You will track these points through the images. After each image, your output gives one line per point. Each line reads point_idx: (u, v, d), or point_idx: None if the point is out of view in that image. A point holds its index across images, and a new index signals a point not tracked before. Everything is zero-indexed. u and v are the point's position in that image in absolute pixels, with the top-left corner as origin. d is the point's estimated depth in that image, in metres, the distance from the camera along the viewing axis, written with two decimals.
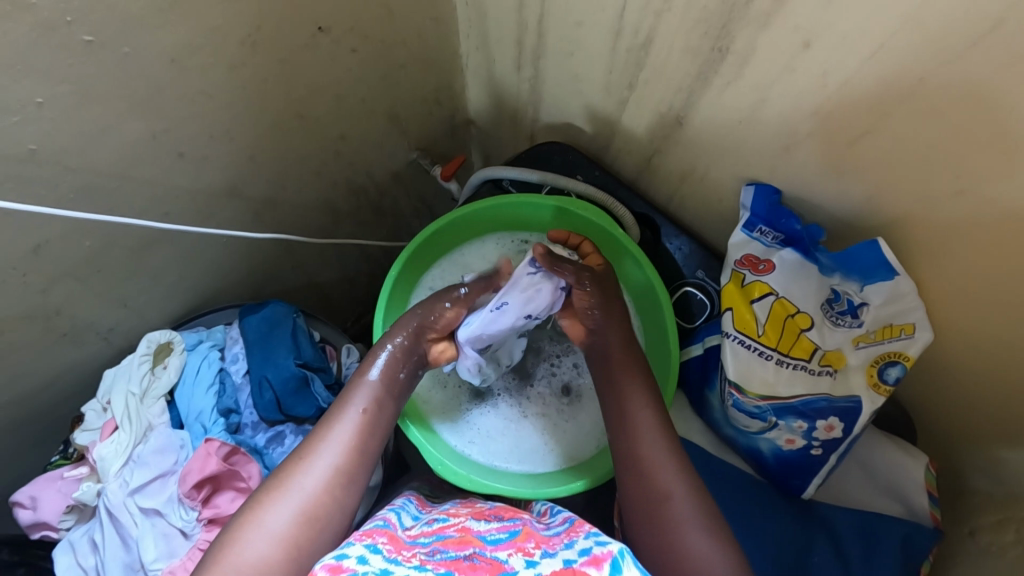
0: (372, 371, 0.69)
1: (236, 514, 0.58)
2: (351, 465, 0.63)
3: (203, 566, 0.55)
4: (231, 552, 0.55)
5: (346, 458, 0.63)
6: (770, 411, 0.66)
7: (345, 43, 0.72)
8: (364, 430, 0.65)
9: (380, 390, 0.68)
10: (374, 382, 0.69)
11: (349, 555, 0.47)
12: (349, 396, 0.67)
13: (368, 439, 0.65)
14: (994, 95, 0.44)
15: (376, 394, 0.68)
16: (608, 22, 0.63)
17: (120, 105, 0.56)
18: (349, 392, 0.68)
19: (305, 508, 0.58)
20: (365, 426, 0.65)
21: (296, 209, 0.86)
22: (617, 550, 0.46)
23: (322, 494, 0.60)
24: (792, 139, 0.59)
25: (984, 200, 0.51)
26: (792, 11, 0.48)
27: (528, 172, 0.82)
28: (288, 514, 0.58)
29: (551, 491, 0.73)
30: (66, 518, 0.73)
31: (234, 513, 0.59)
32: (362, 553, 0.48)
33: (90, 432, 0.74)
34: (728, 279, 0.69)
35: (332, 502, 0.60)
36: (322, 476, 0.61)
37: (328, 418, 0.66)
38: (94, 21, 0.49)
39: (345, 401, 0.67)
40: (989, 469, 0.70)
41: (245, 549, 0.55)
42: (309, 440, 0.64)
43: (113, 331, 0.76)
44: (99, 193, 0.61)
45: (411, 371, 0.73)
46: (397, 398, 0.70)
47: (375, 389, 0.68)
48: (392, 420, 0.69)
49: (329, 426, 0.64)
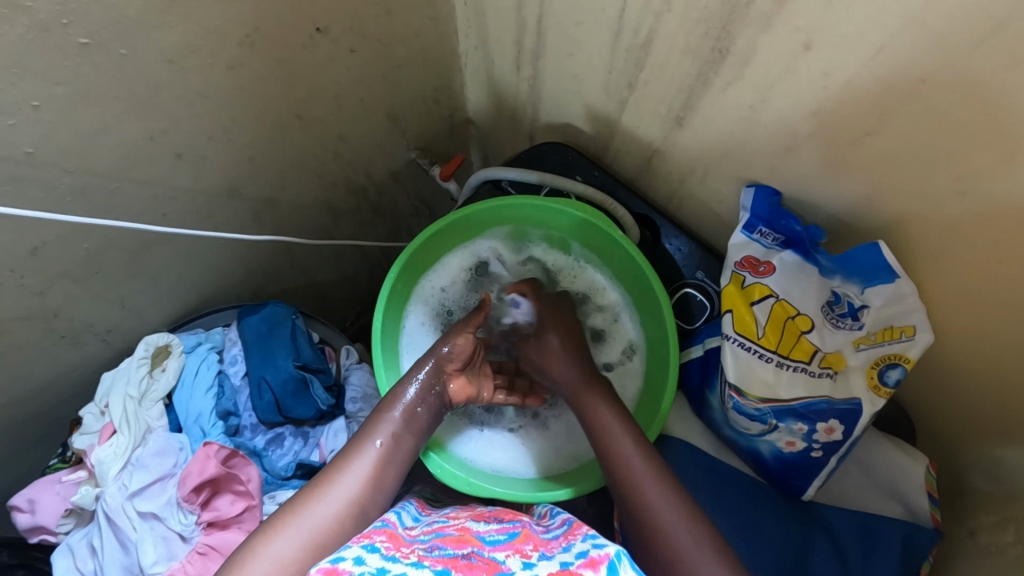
0: (396, 407, 0.70)
1: (251, 534, 0.58)
2: (365, 499, 0.63)
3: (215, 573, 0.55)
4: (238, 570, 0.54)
5: (361, 492, 0.63)
6: (770, 414, 0.66)
7: (345, 44, 0.71)
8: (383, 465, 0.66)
9: (401, 426, 0.69)
10: (397, 418, 0.69)
11: (345, 557, 0.46)
12: (372, 428, 0.68)
13: (385, 477, 0.66)
14: (995, 96, 0.44)
15: (396, 431, 0.69)
16: (608, 22, 0.63)
17: (118, 106, 0.56)
18: (372, 425, 0.68)
19: (315, 535, 0.58)
20: (382, 463, 0.66)
21: (293, 210, 0.86)
22: (614, 553, 0.47)
23: (334, 524, 0.60)
24: (793, 141, 0.59)
25: (986, 201, 0.51)
26: (795, 11, 0.48)
27: (528, 173, 0.82)
28: (298, 539, 0.57)
29: (556, 493, 0.73)
30: (64, 522, 0.72)
31: (249, 533, 0.58)
32: (358, 554, 0.47)
33: (88, 436, 0.73)
34: (727, 281, 0.69)
35: (341, 535, 0.60)
36: (336, 507, 0.61)
37: (348, 450, 0.66)
38: (90, 22, 0.49)
39: (366, 434, 0.68)
40: (987, 469, 0.71)
41: (249, 568, 0.54)
42: (327, 470, 0.64)
43: (112, 333, 0.76)
44: (96, 196, 0.61)
45: (430, 407, 0.73)
46: (417, 434, 0.70)
47: (397, 425, 0.69)
48: (411, 456, 0.70)
49: (349, 457, 0.65)
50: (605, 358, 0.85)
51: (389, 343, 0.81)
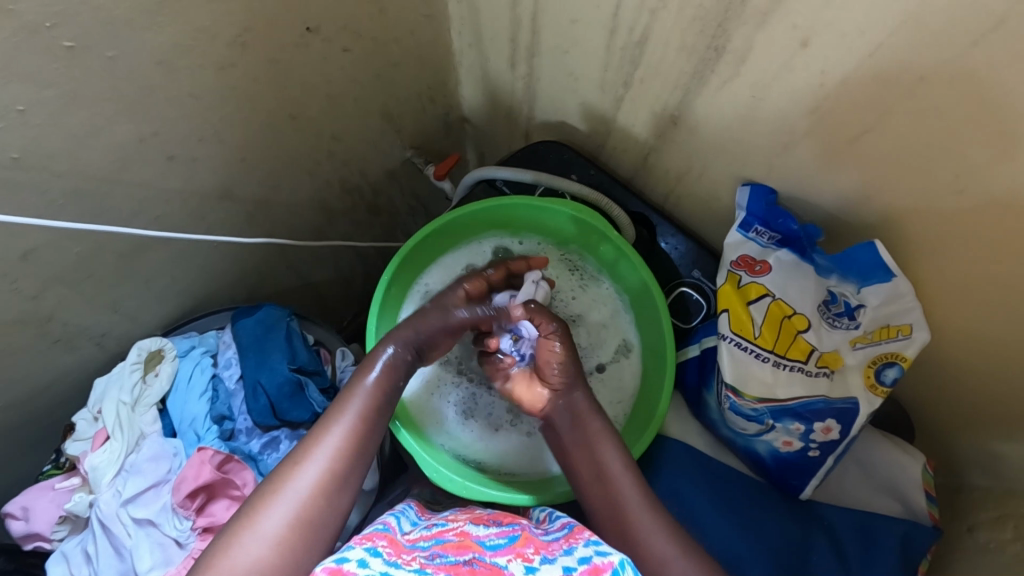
0: (371, 372, 0.68)
1: (235, 514, 0.59)
2: (345, 468, 0.63)
3: (199, 565, 0.56)
4: (225, 555, 0.55)
5: (339, 461, 0.63)
6: (767, 414, 0.66)
7: (337, 42, 0.71)
8: (358, 432, 0.65)
9: (377, 393, 0.68)
10: (372, 383, 0.68)
11: (350, 558, 0.47)
12: (347, 397, 0.67)
13: (362, 445, 0.65)
14: (993, 93, 0.44)
15: (372, 398, 0.67)
16: (603, 19, 0.62)
17: (109, 108, 0.55)
18: (348, 394, 0.67)
19: (298, 511, 0.59)
20: (360, 429, 0.65)
21: (287, 210, 0.85)
22: (618, 562, 0.48)
23: (316, 499, 0.60)
24: (790, 139, 0.59)
25: (983, 199, 0.50)
26: (791, 9, 0.48)
27: (522, 172, 0.81)
28: (281, 518, 0.58)
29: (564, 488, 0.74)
30: (59, 529, 0.72)
31: (232, 514, 0.59)
32: (363, 556, 0.47)
33: (81, 442, 0.73)
34: (723, 280, 0.68)
35: (325, 507, 0.61)
36: (316, 480, 0.61)
37: (324, 419, 0.65)
38: (76, 25, 0.48)
39: (342, 401, 0.66)
40: (987, 465, 0.71)
41: (238, 551, 0.55)
42: (302, 445, 0.64)
43: (106, 336, 0.75)
44: (87, 198, 0.60)
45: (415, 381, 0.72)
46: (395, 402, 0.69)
47: (371, 392, 0.67)
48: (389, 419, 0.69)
49: (325, 428, 0.64)
50: (595, 360, 0.81)
51: None
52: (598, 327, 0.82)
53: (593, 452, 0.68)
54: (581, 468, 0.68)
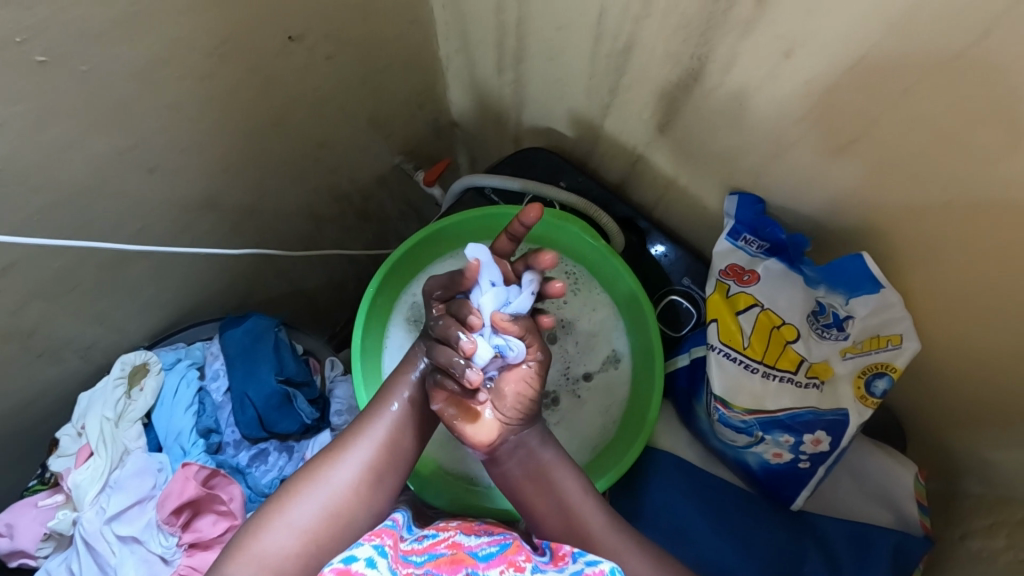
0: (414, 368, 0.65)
1: (270, 497, 0.59)
2: (382, 463, 0.62)
3: (230, 544, 0.56)
4: (255, 538, 0.55)
5: (377, 455, 0.62)
6: (756, 426, 0.65)
7: (320, 50, 0.70)
8: (401, 429, 0.63)
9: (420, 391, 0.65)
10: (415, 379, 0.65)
11: (357, 558, 0.49)
12: (391, 390, 0.65)
13: (403, 443, 0.63)
14: (980, 102, 0.43)
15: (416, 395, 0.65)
16: (588, 26, 0.61)
17: (85, 122, 0.54)
18: (392, 387, 0.65)
19: (331, 502, 0.58)
20: (401, 427, 0.63)
21: (274, 219, 0.84)
22: (609, 569, 0.49)
23: (351, 492, 0.59)
24: (777, 147, 0.58)
25: (971, 208, 0.50)
26: (774, 18, 0.47)
27: (511, 180, 0.81)
28: (314, 507, 0.58)
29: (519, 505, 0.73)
30: (43, 546, 0.71)
31: (267, 497, 0.59)
32: (370, 555, 0.50)
33: (65, 459, 0.72)
34: (711, 290, 0.67)
35: (360, 501, 0.60)
36: (353, 473, 0.60)
37: (367, 411, 0.64)
38: (47, 39, 0.47)
39: (386, 394, 0.65)
40: (981, 473, 0.70)
41: (269, 535, 0.56)
42: (343, 434, 0.63)
43: (91, 349, 0.75)
44: (65, 212, 0.59)
45: None
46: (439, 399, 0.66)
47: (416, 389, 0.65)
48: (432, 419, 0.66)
49: (367, 421, 0.63)
50: (583, 369, 0.80)
51: (371, 355, 0.79)
52: (587, 335, 0.81)
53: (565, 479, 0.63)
54: (539, 505, 0.63)
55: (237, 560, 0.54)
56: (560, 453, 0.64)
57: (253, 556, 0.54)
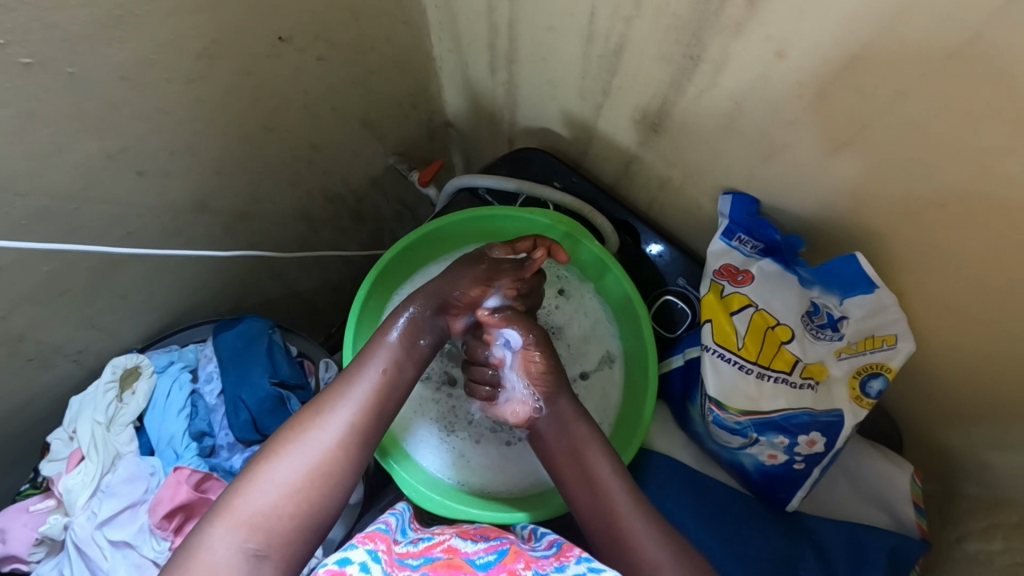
0: (394, 331, 0.68)
1: (255, 456, 0.60)
2: (366, 424, 0.63)
3: (216, 503, 0.57)
4: (242, 496, 0.56)
5: (360, 417, 0.63)
6: (750, 427, 0.64)
7: (311, 52, 0.69)
8: (383, 391, 0.65)
9: (400, 352, 0.67)
10: (395, 342, 0.67)
11: (352, 561, 0.49)
12: (370, 354, 0.66)
13: (384, 404, 0.65)
14: (974, 102, 0.42)
15: (397, 357, 0.67)
16: (579, 27, 0.61)
17: (72, 125, 0.54)
18: (370, 350, 0.66)
19: (316, 461, 0.59)
20: (382, 387, 0.65)
21: (267, 221, 0.84)
22: None
23: (337, 451, 0.61)
24: (770, 148, 0.58)
25: (966, 209, 0.49)
26: (764, 18, 0.46)
27: (505, 180, 0.80)
28: (299, 466, 0.59)
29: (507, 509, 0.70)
30: (35, 551, 0.71)
31: (252, 456, 0.60)
32: (364, 559, 0.49)
33: (56, 463, 0.72)
34: (706, 291, 0.67)
35: (345, 460, 0.61)
36: (339, 433, 0.61)
37: (347, 374, 0.65)
38: (31, 42, 0.47)
39: (365, 357, 0.66)
40: (978, 475, 0.70)
41: (258, 492, 0.57)
42: (325, 395, 0.64)
43: (84, 353, 0.74)
44: (54, 216, 0.59)
45: (433, 339, 0.71)
46: (417, 364, 0.69)
47: (395, 351, 0.67)
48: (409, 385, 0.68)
49: (349, 383, 0.64)
50: (578, 369, 0.80)
51: None
52: (581, 338, 0.81)
53: (572, 477, 0.65)
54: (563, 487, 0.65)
55: (223, 519, 0.55)
56: (596, 429, 0.67)
57: (244, 513, 0.56)
